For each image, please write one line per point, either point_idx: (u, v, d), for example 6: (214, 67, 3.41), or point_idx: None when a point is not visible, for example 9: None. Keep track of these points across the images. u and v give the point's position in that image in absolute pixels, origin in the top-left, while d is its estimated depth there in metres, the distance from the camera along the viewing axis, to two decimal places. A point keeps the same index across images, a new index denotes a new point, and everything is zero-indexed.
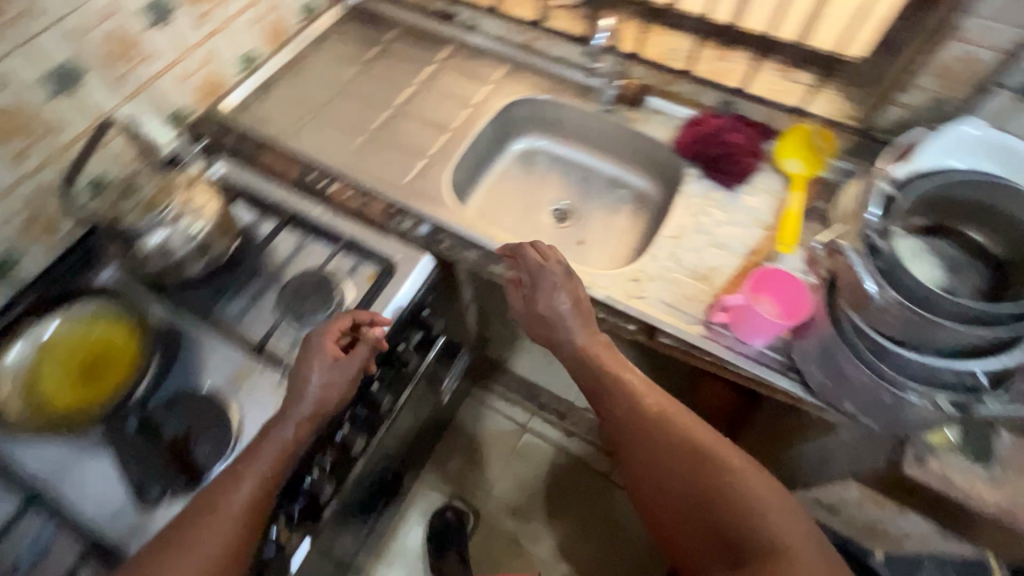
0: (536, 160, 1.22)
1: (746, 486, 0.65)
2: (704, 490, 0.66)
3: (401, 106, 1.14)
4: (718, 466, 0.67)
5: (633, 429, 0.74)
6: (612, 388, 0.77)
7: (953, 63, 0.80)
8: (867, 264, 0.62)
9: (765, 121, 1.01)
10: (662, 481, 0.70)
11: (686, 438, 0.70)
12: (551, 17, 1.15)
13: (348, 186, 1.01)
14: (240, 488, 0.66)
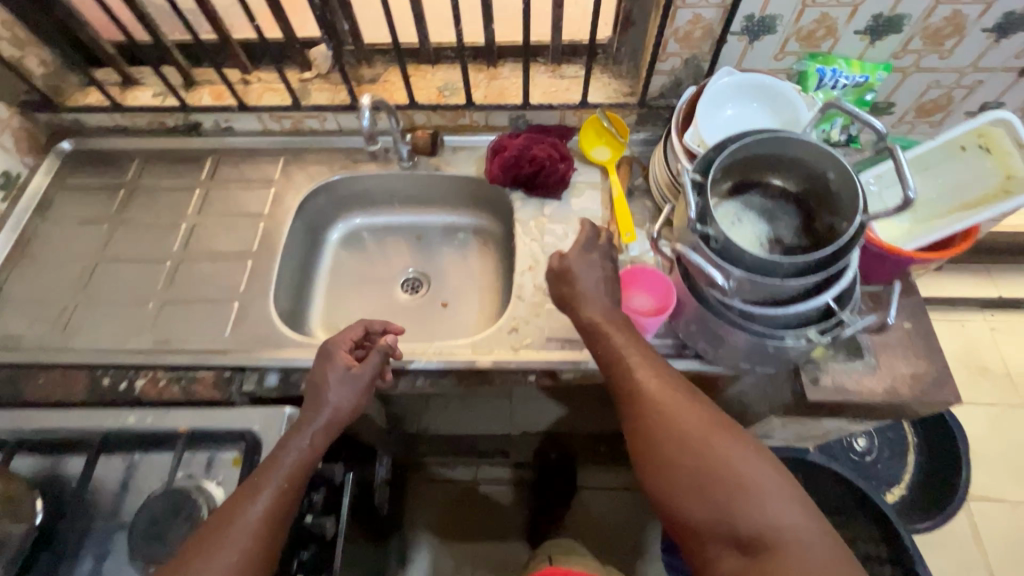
0: (363, 240, 1.12)
1: (750, 476, 0.57)
2: (705, 475, 0.58)
3: (181, 250, 0.96)
4: (719, 453, 0.59)
5: (635, 407, 0.65)
6: (619, 364, 0.67)
7: (686, 25, 0.86)
8: (706, 255, 0.62)
9: (560, 124, 1.04)
10: (659, 463, 0.61)
11: (689, 419, 0.62)
12: (307, 93, 1.04)
13: (157, 372, 0.82)
14: (257, 502, 0.64)
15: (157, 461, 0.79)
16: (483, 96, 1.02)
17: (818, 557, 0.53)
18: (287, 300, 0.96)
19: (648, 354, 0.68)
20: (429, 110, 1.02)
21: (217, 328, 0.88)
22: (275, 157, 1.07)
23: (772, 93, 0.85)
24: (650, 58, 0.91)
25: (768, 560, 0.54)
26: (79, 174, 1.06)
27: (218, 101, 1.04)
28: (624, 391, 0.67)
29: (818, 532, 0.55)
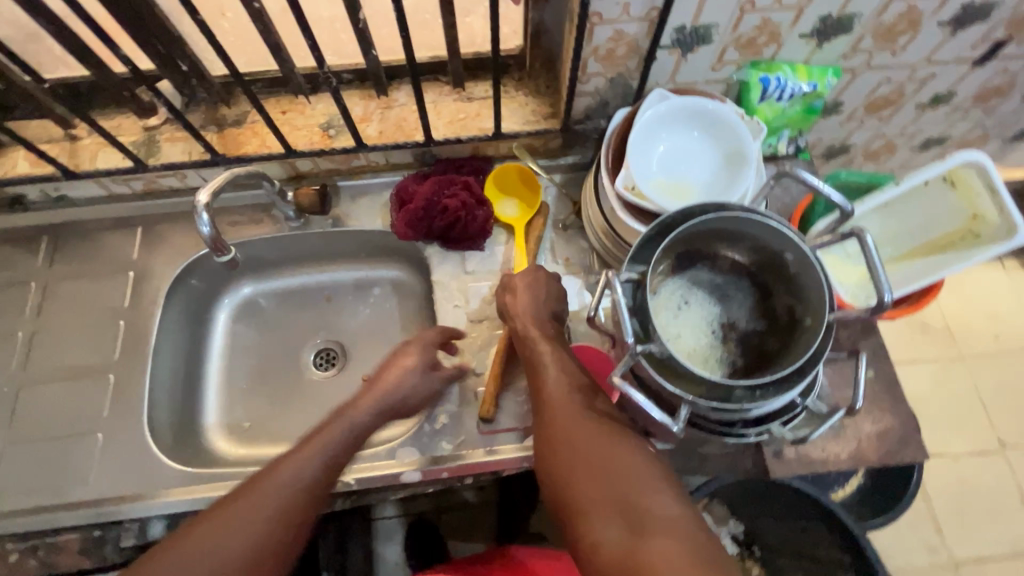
0: (256, 305, 0.93)
1: (641, 469, 0.50)
2: (593, 462, 0.51)
3: (21, 369, 0.78)
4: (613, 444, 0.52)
5: (543, 401, 0.59)
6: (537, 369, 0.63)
7: (607, 43, 0.71)
8: (645, 365, 0.52)
9: (473, 157, 0.88)
10: (553, 460, 0.54)
11: (590, 413, 0.56)
12: (155, 148, 0.83)
13: (6, 545, 0.67)
14: (291, 464, 0.59)
15: None
16: (377, 133, 0.85)
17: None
18: (170, 411, 0.80)
19: (570, 364, 0.64)
20: (313, 156, 0.84)
21: (78, 471, 0.72)
22: (131, 228, 0.87)
23: (713, 120, 0.72)
24: (568, 82, 0.76)
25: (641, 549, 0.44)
26: None
27: (35, 163, 0.82)
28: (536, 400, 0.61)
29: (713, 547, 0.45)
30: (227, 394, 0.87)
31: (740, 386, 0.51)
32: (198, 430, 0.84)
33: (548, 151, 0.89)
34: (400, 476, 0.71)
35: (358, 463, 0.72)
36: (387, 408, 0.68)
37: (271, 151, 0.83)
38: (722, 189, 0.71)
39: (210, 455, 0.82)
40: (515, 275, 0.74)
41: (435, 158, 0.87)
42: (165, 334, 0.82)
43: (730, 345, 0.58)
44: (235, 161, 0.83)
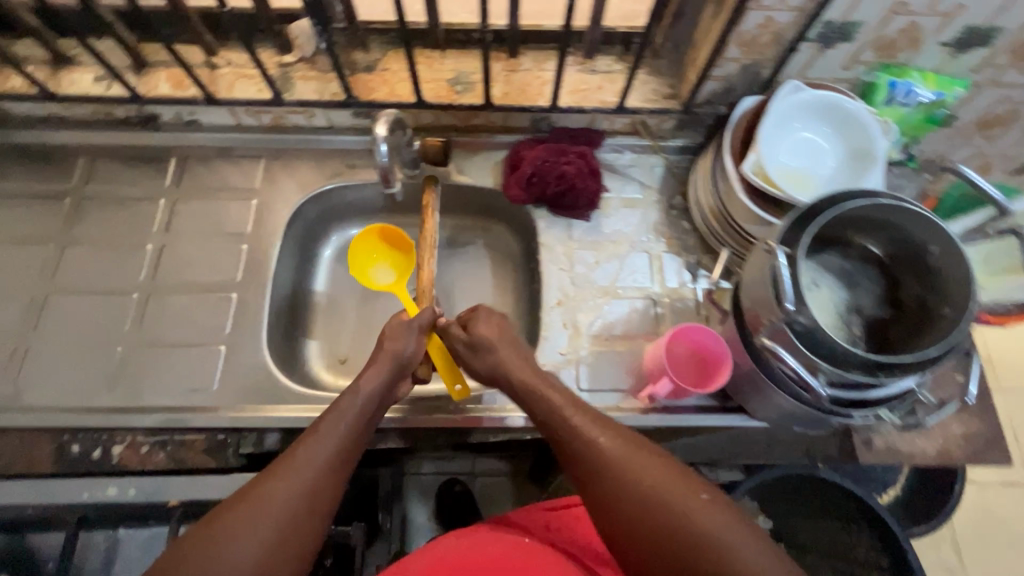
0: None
1: (710, 531, 0.49)
2: (667, 538, 0.50)
3: (149, 278, 0.82)
4: (680, 508, 0.51)
5: (588, 467, 0.56)
6: (570, 433, 0.59)
7: (754, 29, 0.73)
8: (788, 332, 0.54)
9: (588, 128, 0.90)
10: (624, 539, 0.53)
11: (648, 479, 0.53)
12: (290, 84, 0.86)
13: (137, 437, 0.71)
14: (331, 423, 0.57)
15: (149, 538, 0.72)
16: (502, 94, 0.87)
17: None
18: (280, 337, 0.84)
19: (596, 418, 0.60)
20: (439, 109, 0.87)
21: (202, 379, 0.75)
22: (253, 160, 0.91)
23: (843, 115, 0.74)
24: (704, 63, 0.78)
25: None
26: (9, 176, 0.87)
27: (176, 87, 0.86)
28: (580, 470, 0.57)
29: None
30: (328, 329, 0.91)
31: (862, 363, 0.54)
32: (302, 359, 0.87)
33: (660, 131, 0.91)
34: (505, 420, 0.74)
35: (465, 403, 0.75)
36: (401, 364, 0.67)
37: (400, 100, 0.86)
38: (847, 184, 0.74)
39: (314, 383, 0.86)
40: (475, 325, 0.71)
41: (553, 126, 0.89)
42: (282, 261, 0.86)
43: (855, 329, 0.60)
44: (364, 106, 0.86)
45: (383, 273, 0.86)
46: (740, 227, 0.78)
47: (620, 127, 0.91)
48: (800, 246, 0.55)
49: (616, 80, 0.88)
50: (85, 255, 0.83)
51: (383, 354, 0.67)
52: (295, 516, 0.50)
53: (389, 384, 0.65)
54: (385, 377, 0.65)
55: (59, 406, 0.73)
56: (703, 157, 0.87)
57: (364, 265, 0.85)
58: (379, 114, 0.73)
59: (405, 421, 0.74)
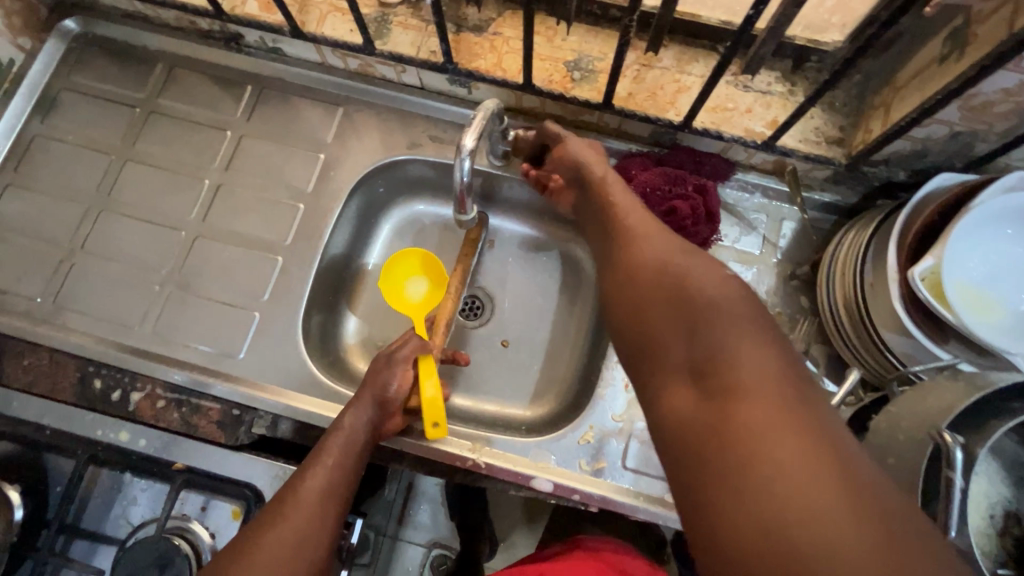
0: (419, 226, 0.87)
1: (718, 297, 0.42)
2: (670, 312, 0.43)
3: (199, 218, 0.77)
4: (698, 281, 0.44)
5: (620, 256, 0.51)
6: (620, 237, 0.53)
7: (993, 94, 0.53)
8: None
9: (719, 156, 0.73)
10: (630, 307, 0.47)
11: (671, 263, 0.47)
12: (385, 30, 0.74)
13: (156, 390, 0.70)
14: (315, 479, 0.54)
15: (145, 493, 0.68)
16: (626, 94, 0.71)
17: (804, 410, 0.35)
18: (319, 313, 0.78)
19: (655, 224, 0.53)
20: (546, 96, 0.72)
21: (232, 345, 0.72)
22: (330, 106, 0.81)
23: None
24: (901, 118, 0.59)
25: (725, 385, 0.37)
26: (85, 70, 0.82)
27: (264, 8, 0.76)
28: (611, 258, 0.52)
29: (817, 400, 0.36)
30: (370, 308, 0.84)
31: None
32: (336, 338, 0.81)
33: (807, 179, 0.73)
34: (532, 481, 0.66)
35: (492, 448, 0.67)
36: (384, 406, 0.62)
37: (504, 76, 0.72)
38: None
39: (344, 369, 0.79)
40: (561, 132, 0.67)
41: (677, 145, 0.73)
42: (337, 229, 0.78)
43: (1007, 542, 0.45)
44: (462, 75, 0.73)
45: (416, 296, 0.78)
46: (877, 336, 0.61)
47: (758, 163, 0.73)
48: (987, 438, 0.40)
49: (772, 105, 0.70)
50: (143, 176, 0.78)
51: (366, 389, 0.62)
52: (279, 555, 0.48)
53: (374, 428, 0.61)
54: (369, 422, 0.60)
55: (92, 335, 0.72)
56: (855, 226, 0.68)
57: (393, 286, 0.79)
58: (480, 104, 0.61)
59: (425, 450, 0.67)
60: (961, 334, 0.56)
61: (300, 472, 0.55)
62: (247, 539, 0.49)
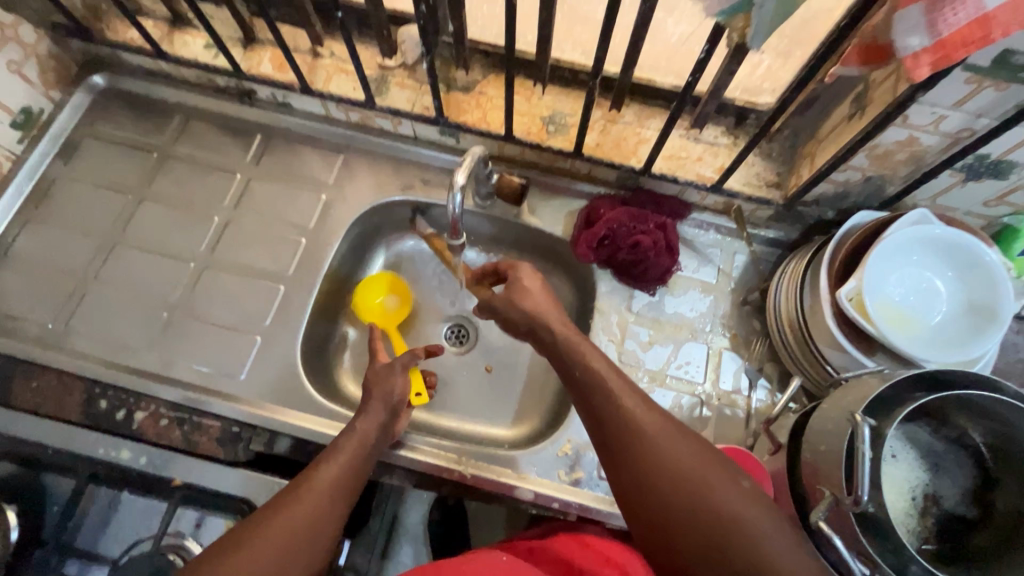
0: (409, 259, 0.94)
1: (734, 501, 0.48)
2: (707, 532, 0.47)
3: (208, 251, 0.84)
4: (711, 487, 0.48)
5: (629, 444, 0.52)
6: (607, 393, 0.54)
7: (891, 145, 0.64)
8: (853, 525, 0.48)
9: (676, 198, 0.84)
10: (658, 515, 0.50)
11: (689, 470, 0.50)
12: (384, 89, 0.85)
13: (159, 409, 0.74)
14: (327, 470, 0.57)
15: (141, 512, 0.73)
16: (594, 144, 0.82)
17: None
18: (316, 340, 0.84)
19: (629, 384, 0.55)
20: (525, 146, 0.83)
21: (233, 367, 0.77)
22: (333, 153, 0.90)
23: (972, 262, 0.65)
24: (822, 165, 0.70)
25: None
26: (108, 119, 0.91)
27: (277, 67, 0.86)
28: (606, 440, 0.53)
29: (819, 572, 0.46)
30: (364, 335, 0.90)
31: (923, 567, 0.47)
32: (331, 363, 0.86)
33: (753, 218, 0.84)
34: (514, 490, 0.72)
35: (477, 460, 0.73)
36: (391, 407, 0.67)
37: (489, 128, 0.83)
38: (956, 339, 0.65)
39: (340, 394, 0.84)
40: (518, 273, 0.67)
41: (640, 188, 0.84)
42: (335, 261, 0.86)
43: (927, 520, 0.54)
44: (452, 127, 0.83)
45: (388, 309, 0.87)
46: (817, 351, 0.70)
47: (710, 204, 0.84)
48: (893, 419, 0.48)
49: (719, 154, 0.81)
50: (156, 213, 0.86)
51: (377, 399, 0.67)
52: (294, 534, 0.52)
53: (382, 432, 0.65)
54: (378, 428, 0.65)
55: (99, 358, 0.76)
56: (795, 256, 0.78)
57: (368, 312, 0.86)
58: (469, 149, 0.70)
59: (416, 464, 0.73)
60: (883, 345, 0.66)
61: (318, 460, 0.59)
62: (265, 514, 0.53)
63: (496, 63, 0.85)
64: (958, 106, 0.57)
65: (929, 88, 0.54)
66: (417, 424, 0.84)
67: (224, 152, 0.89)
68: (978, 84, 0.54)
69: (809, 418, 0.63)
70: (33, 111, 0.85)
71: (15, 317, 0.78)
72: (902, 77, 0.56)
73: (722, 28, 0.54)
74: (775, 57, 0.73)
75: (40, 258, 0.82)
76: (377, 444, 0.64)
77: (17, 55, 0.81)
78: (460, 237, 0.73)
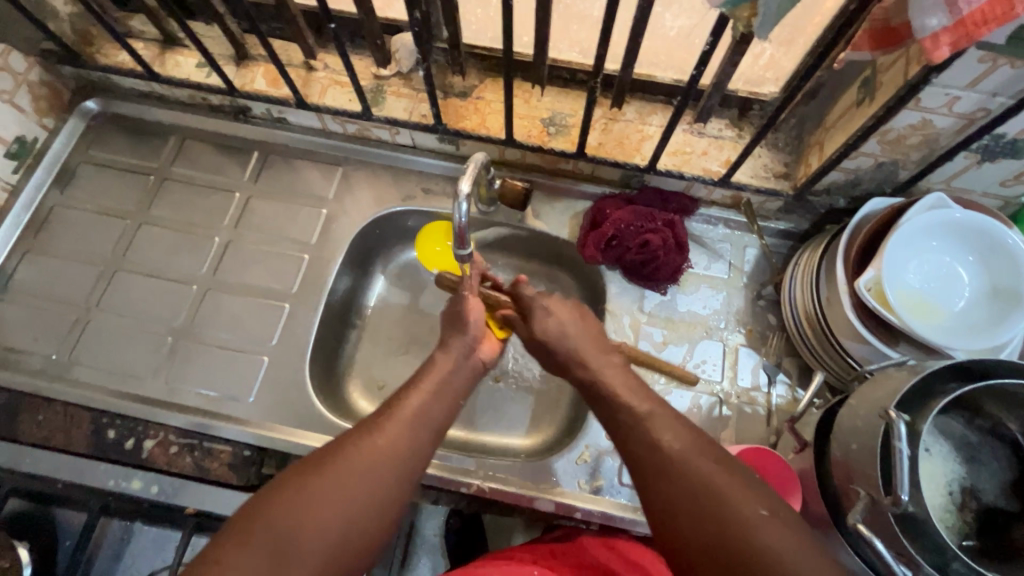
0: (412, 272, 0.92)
1: (686, 448, 0.48)
2: (675, 478, 0.47)
3: (211, 272, 0.82)
4: (664, 430, 0.50)
5: (654, 463, 0.48)
6: (632, 424, 0.52)
7: (903, 129, 0.62)
8: (895, 528, 0.46)
9: (683, 194, 0.82)
10: (680, 548, 0.45)
11: (651, 421, 0.51)
12: (381, 99, 0.84)
13: (168, 436, 0.72)
14: (415, 399, 0.56)
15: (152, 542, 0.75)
16: (597, 144, 0.80)
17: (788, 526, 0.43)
18: (323, 356, 0.82)
19: (654, 402, 0.53)
20: (526, 149, 0.81)
21: (240, 389, 0.75)
22: (332, 166, 0.89)
23: (993, 245, 0.64)
24: (832, 152, 0.68)
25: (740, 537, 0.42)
26: (103, 145, 0.90)
27: (270, 82, 0.85)
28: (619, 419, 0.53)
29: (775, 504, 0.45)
30: (373, 348, 0.88)
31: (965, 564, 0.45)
32: (340, 380, 0.85)
33: (762, 210, 0.82)
34: (535, 501, 0.70)
35: (495, 472, 0.72)
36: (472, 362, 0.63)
37: (489, 133, 0.81)
38: (982, 325, 0.63)
39: (350, 410, 0.83)
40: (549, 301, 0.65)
41: (649, 187, 0.82)
42: (339, 275, 0.85)
43: (967, 515, 0.52)
44: (451, 134, 0.82)
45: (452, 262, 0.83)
46: (838, 343, 0.68)
47: (718, 198, 0.82)
48: (926, 414, 0.47)
49: (725, 147, 0.79)
50: (156, 237, 0.84)
51: (454, 348, 0.62)
52: (395, 453, 0.51)
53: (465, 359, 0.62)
54: (459, 361, 0.61)
55: (105, 387, 0.75)
56: (808, 248, 0.76)
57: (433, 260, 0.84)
58: (471, 157, 0.68)
59: (432, 478, 0.71)
60: (906, 334, 0.64)
61: (397, 396, 0.56)
62: (359, 434, 0.51)
63: (493, 67, 0.84)
64: (972, 86, 0.55)
65: (943, 70, 0.52)
66: None
67: (222, 172, 0.88)
68: (992, 63, 0.52)
69: (835, 415, 0.61)
70: (27, 140, 0.84)
71: (17, 350, 0.77)
72: (914, 58, 0.55)
73: (728, 19, 0.52)
74: (779, 45, 0.73)
75: (41, 288, 0.81)
76: (461, 367, 0.61)
77: (9, 84, 0.79)
78: (467, 248, 0.70)
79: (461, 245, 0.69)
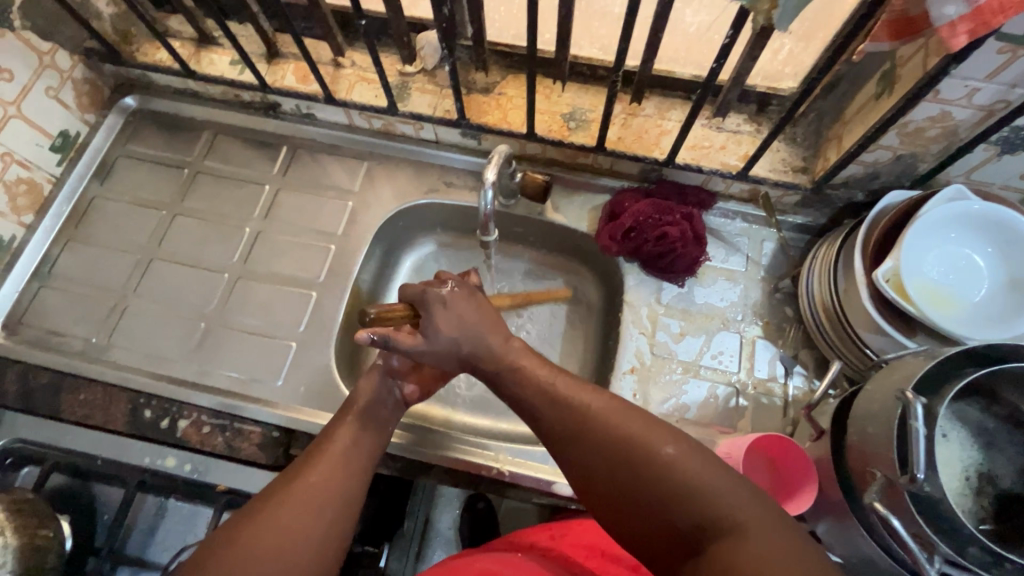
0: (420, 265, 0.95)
1: (585, 403, 0.52)
2: (577, 432, 0.51)
3: (241, 261, 0.86)
4: (571, 399, 0.53)
5: (573, 430, 0.52)
6: (543, 402, 0.54)
7: (922, 121, 0.63)
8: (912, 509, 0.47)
9: (701, 188, 0.83)
10: (603, 505, 0.49)
11: (560, 391, 0.54)
12: (406, 95, 0.86)
13: (201, 416, 0.75)
14: (342, 435, 0.58)
15: (179, 523, 0.76)
16: (616, 138, 0.82)
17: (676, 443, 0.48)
18: (348, 344, 0.85)
19: (564, 374, 0.56)
20: (546, 143, 0.83)
21: (270, 373, 0.78)
22: (357, 160, 0.92)
23: (1012, 235, 0.64)
24: (851, 145, 0.69)
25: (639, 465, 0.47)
26: (140, 139, 0.94)
27: (300, 79, 0.88)
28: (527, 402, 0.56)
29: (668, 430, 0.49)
30: None
31: (980, 544, 0.46)
32: (364, 368, 0.87)
33: (780, 204, 0.83)
34: (552, 486, 0.72)
35: (514, 457, 0.74)
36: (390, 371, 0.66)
37: (511, 128, 0.83)
38: (1000, 315, 0.64)
39: None
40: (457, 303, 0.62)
41: (666, 181, 0.83)
42: (364, 265, 0.87)
43: (984, 500, 0.53)
44: (474, 128, 0.84)
45: None
46: (855, 334, 0.69)
47: (736, 192, 0.83)
48: (943, 397, 0.48)
49: (743, 142, 0.80)
50: (189, 227, 0.88)
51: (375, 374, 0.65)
52: (328, 493, 0.53)
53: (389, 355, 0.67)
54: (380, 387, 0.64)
55: (142, 369, 0.78)
56: (826, 241, 0.77)
57: None
58: (494, 148, 0.70)
59: (453, 462, 0.73)
60: (924, 324, 0.64)
61: (326, 435, 0.59)
62: (288, 478, 0.54)
63: (515, 64, 0.86)
64: (991, 77, 0.56)
65: (962, 61, 0.53)
66: (449, 425, 0.85)
67: (252, 166, 0.92)
68: (1012, 54, 0.53)
69: (852, 404, 0.62)
70: (70, 134, 0.88)
71: (59, 333, 0.81)
72: (933, 51, 0.56)
73: (746, 12, 0.54)
74: (797, 40, 0.74)
75: (82, 275, 0.85)
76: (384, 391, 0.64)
77: (55, 81, 0.84)
78: (492, 232, 0.73)
79: (484, 231, 0.72)
